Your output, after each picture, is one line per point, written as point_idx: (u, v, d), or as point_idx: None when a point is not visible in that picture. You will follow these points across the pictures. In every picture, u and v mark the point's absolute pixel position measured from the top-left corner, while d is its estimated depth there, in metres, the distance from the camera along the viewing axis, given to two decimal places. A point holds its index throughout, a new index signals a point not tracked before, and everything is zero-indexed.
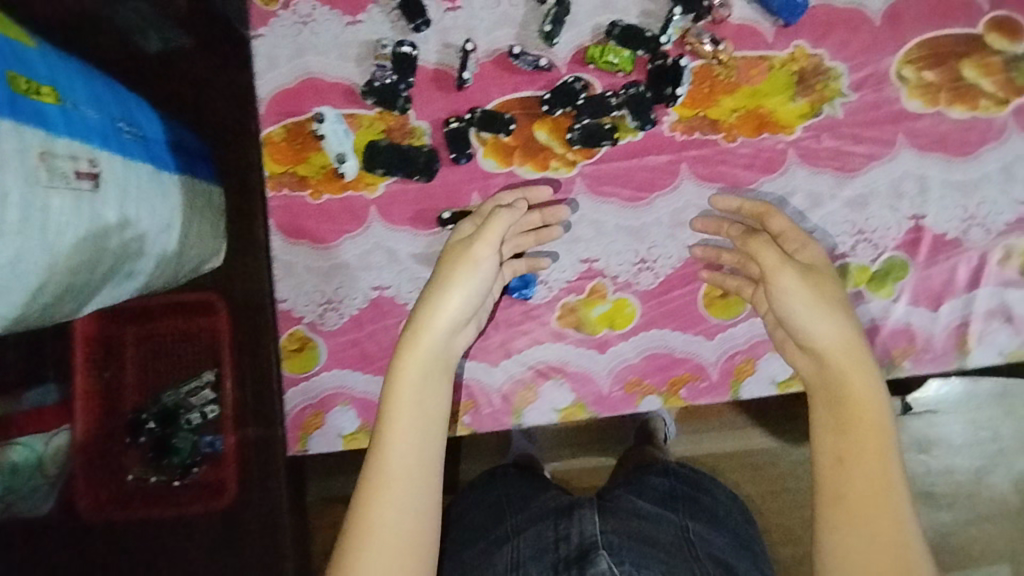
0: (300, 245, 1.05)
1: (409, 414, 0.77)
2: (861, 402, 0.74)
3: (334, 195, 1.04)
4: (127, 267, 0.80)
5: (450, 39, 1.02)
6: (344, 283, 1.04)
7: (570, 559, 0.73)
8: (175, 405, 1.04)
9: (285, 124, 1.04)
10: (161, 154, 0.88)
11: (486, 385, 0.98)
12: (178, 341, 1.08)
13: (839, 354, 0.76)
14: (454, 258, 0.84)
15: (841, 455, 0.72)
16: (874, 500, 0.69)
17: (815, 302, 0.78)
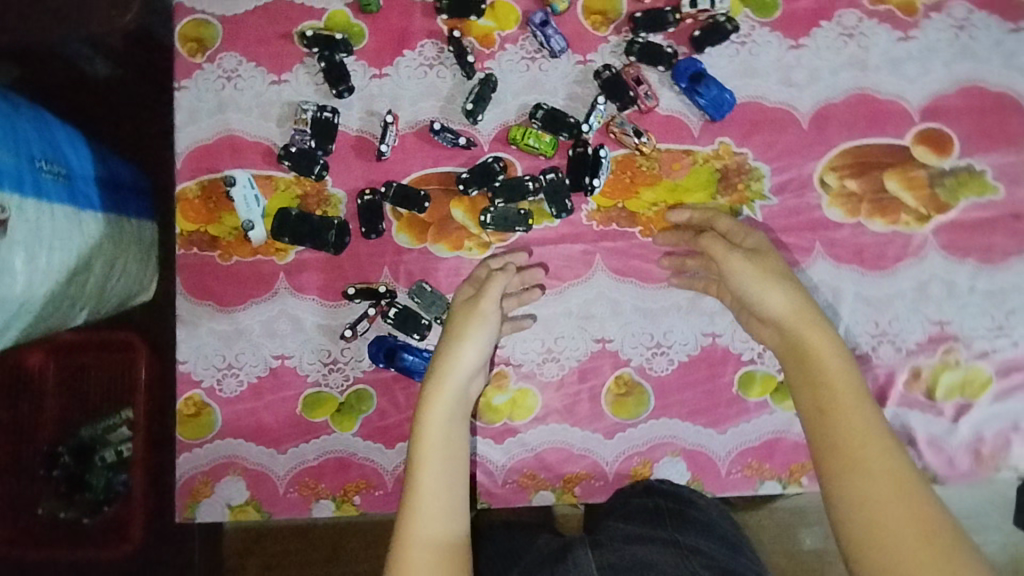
0: (204, 305, 0.96)
1: (437, 450, 0.74)
2: (824, 359, 0.73)
3: (243, 258, 0.96)
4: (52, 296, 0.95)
5: (375, 106, 0.98)
6: (247, 349, 0.94)
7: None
8: (91, 441, 1.17)
9: (201, 181, 0.98)
10: (86, 192, 1.03)
11: (383, 467, 0.91)
12: (97, 377, 1.19)
13: (793, 321, 0.75)
14: (462, 317, 0.83)
15: (833, 427, 0.69)
16: (888, 468, 0.65)
17: (761, 274, 0.79)
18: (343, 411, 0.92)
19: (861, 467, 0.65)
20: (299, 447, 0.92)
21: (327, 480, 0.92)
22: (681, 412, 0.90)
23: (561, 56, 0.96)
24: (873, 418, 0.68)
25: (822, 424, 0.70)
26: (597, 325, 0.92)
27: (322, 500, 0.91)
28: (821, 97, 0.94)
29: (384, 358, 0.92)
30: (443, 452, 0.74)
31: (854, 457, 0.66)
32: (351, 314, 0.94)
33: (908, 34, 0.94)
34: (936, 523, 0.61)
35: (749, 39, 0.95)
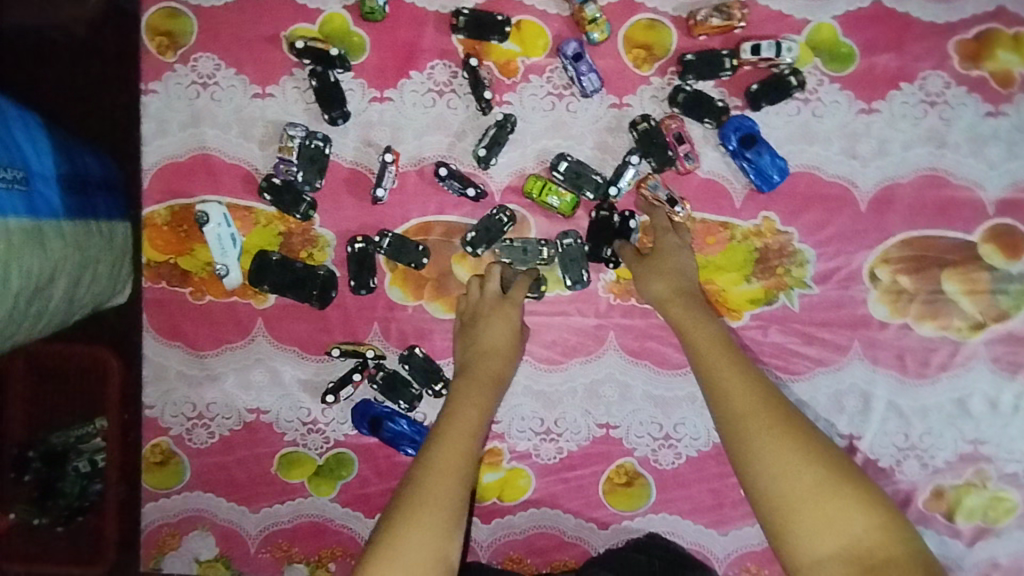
0: (173, 347, 0.86)
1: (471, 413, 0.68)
2: (689, 324, 0.72)
3: (217, 298, 0.86)
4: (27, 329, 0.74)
5: (373, 136, 0.85)
6: (218, 398, 0.86)
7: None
8: (64, 448, 0.98)
9: (170, 205, 0.86)
10: (52, 195, 0.75)
11: (360, 536, 0.85)
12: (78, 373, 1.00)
13: (674, 300, 0.75)
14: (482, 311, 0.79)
15: (702, 371, 0.67)
16: (765, 390, 0.64)
17: (664, 263, 0.77)
18: (321, 475, 0.85)
19: (727, 396, 0.64)
20: (273, 507, 0.86)
21: (302, 543, 0.86)
22: (683, 510, 0.84)
23: (593, 96, 0.83)
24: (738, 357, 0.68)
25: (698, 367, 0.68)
26: (603, 408, 0.84)
27: (296, 564, 0.86)
28: (889, 174, 0.82)
29: (368, 426, 0.84)
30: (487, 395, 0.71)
31: (733, 400, 0.63)
32: (334, 372, 0.85)
33: (998, 109, 0.81)
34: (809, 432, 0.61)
35: (815, 96, 0.82)
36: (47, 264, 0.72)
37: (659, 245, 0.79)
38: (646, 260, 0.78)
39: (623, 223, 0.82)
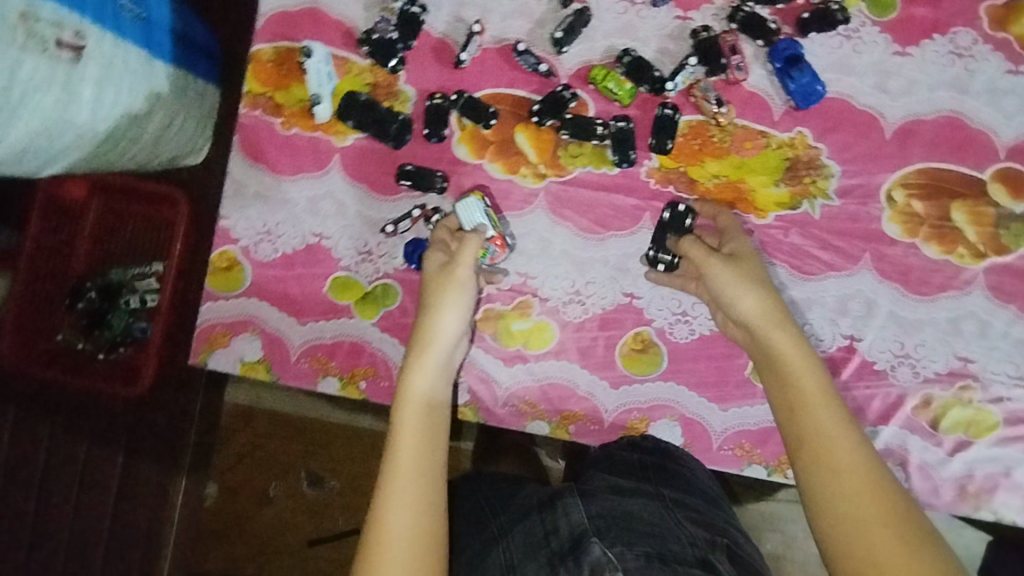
0: (256, 168, 0.96)
1: (417, 435, 0.76)
2: (798, 364, 0.76)
3: (303, 131, 0.96)
4: (118, 137, 1.08)
5: (464, 14, 0.96)
6: (288, 219, 0.96)
7: (563, 553, 0.72)
8: (119, 283, 1.25)
9: (277, 46, 0.96)
10: (160, 39, 1.10)
11: (392, 360, 0.94)
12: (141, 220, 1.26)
13: (759, 320, 0.79)
14: (437, 283, 0.85)
15: (797, 416, 0.73)
16: (864, 452, 0.70)
17: (741, 278, 0.81)
18: (366, 300, 0.94)
19: (828, 461, 0.69)
20: (318, 322, 0.94)
21: (340, 358, 0.94)
22: (689, 382, 0.92)
23: (662, 6, 0.94)
24: (838, 408, 0.73)
25: (796, 408, 0.74)
26: (630, 280, 0.93)
27: (330, 377, 0.94)
28: (913, 111, 0.92)
29: (417, 260, 0.93)
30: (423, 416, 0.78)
31: (829, 455, 0.69)
32: (395, 210, 0.95)
33: (1019, 68, 0.91)
34: (894, 497, 0.67)
35: (857, 35, 0.93)
36: (142, 89, 1.07)
37: (732, 250, 0.85)
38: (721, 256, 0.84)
39: (679, 216, 0.90)
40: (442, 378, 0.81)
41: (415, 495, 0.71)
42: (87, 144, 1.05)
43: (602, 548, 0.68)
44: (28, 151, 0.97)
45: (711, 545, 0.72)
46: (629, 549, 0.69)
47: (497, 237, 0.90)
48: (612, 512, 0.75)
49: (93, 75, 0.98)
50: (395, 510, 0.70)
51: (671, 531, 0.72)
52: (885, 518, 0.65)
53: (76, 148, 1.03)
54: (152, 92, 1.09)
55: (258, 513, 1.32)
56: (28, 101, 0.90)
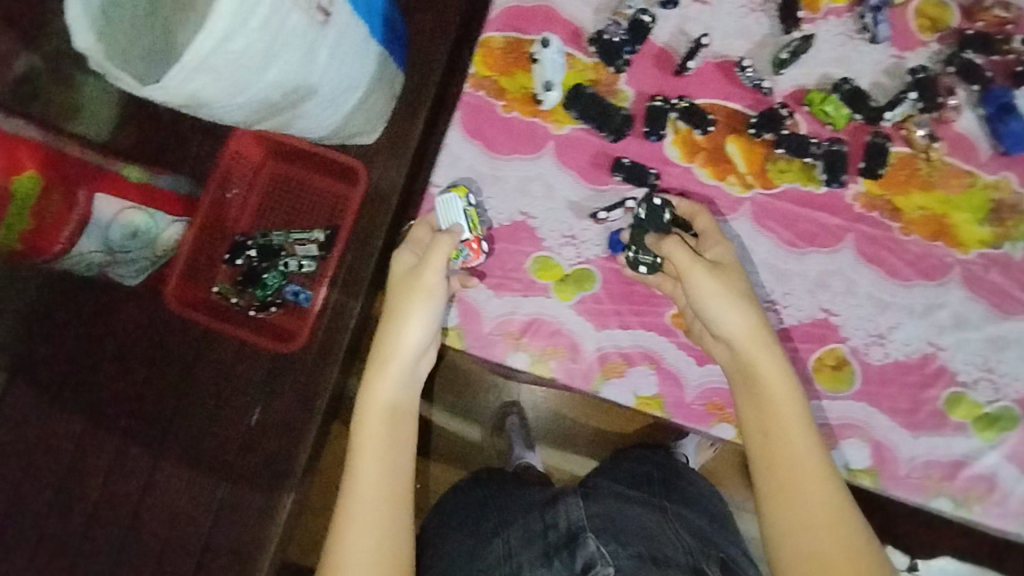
0: (471, 145, 1.00)
1: (377, 448, 0.85)
2: (775, 390, 0.81)
3: (522, 116, 1.00)
4: (323, 105, 1.13)
5: (688, 28, 1.00)
6: (496, 196, 0.99)
7: (560, 544, 0.93)
8: (280, 246, 1.28)
9: (507, 36, 1.02)
10: (377, 22, 1.15)
11: (584, 343, 0.95)
12: (315, 194, 1.34)
13: (746, 340, 0.82)
14: (406, 289, 0.88)
15: (769, 438, 0.81)
16: (832, 499, 0.77)
17: (729, 298, 0.83)
18: (566, 282, 0.96)
19: (789, 484, 0.78)
20: (516, 298, 0.97)
21: (534, 337, 0.96)
22: (883, 404, 0.93)
23: (881, 44, 0.98)
24: (815, 450, 0.79)
25: (767, 446, 0.81)
26: (828, 295, 0.94)
27: (521, 351, 0.96)
28: None
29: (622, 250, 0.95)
30: (385, 427, 0.86)
31: (792, 477, 0.78)
32: (603, 200, 0.98)
33: None
34: (855, 541, 0.76)
35: None
36: (356, 65, 1.12)
37: (714, 259, 0.87)
38: (707, 264, 0.85)
39: (657, 210, 0.91)
40: (402, 388, 0.88)
41: (372, 507, 0.82)
42: (299, 108, 1.10)
43: (595, 545, 0.90)
44: (257, 103, 1.02)
45: (701, 555, 0.95)
46: (624, 549, 0.91)
47: (472, 240, 0.93)
48: (607, 514, 0.98)
49: (328, 44, 1.03)
50: (357, 525, 0.80)
51: (666, 540, 0.95)
52: (842, 556, 0.75)
53: (290, 109, 1.09)
54: (361, 69, 1.14)
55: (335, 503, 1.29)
56: (282, 54, 0.95)
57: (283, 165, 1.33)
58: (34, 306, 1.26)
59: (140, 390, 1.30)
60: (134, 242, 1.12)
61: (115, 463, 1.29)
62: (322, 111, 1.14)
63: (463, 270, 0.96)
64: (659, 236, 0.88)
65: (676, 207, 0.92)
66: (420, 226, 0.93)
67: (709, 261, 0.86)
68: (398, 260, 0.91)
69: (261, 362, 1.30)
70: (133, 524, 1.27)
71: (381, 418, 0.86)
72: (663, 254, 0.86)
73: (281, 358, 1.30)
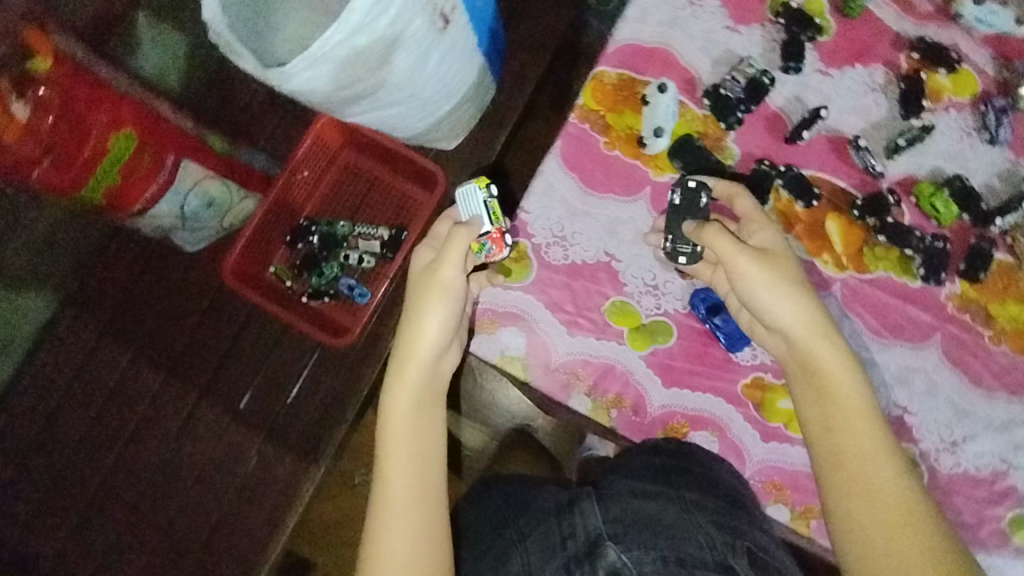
0: (568, 176, 0.98)
1: (404, 449, 0.83)
2: (834, 378, 0.79)
3: (624, 155, 0.98)
4: (420, 109, 1.11)
5: (805, 96, 0.99)
6: (585, 231, 0.97)
7: (580, 557, 0.74)
8: (343, 238, 1.28)
9: (622, 74, 1.01)
10: (485, 33, 1.13)
11: (649, 398, 0.92)
12: (388, 192, 1.33)
13: (801, 329, 0.80)
14: (424, 287, 0.86)
15: (834, 436, 0.78)
16: (894, 490, 0.75)
17: (779, 285, 0.81)
18: (641, 331, 0.94)
19: (857, 481, 0.76)
20: (588, 339, 0.94)
21: (599, 382, 0.93)
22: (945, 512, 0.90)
23: (999, 146, 0.96)
24: (879, 443, 0.77)
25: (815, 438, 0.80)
26: (906, 393, 0.92)
27: (583, 395, 0.93)
28: None
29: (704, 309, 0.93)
30: (410, 430, 0.84)
31: (859, 474, 0.76)
32: None
33: None
34: (935, 535, 0.73)
35: None
36: (459, 73, 1.11)
37: (760, 245, 0.85)
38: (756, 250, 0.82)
39: (693, 193, 0.89)
40: (425, 386, 0.86)
41: (408, 505, 0.80)
42: (398, 109, 1.09)
43: (619, 553, 0.73)
44: (362, 99, 1.00)
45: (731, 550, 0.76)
46: (647, 554, 0.73)
47: (493, 232, 0.90)
48: (628, 512, 0.78)
49: (440, 49, 1.02)
50: (392, 532, 0.79)
51: (694, 536, 0.75)
52: (922, 553, 0.72)
53: (389, 108, 1.07)
54: (462, 78, 1.13)
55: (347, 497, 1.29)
56: (398, 53, 0.94)
57: (360, 157, 1.32)
58: (89, 253, 1.25)
59: (175, 354, 1.27)
60: (208, 211, 1.10)
61: (135, 421, 1.26)
62: (417, 114, 1.13)
63: (537, 301, 0.95)
64: (699, 223, 0.85)
65: (713, 186, 0.90)
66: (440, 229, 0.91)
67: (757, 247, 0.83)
68: (418, 259, 0.89)
69: (301, 349, 1.28)
70: (143, 486, 1.25)
71: (407, 419, 0.84)
72: (705, 242, 0.83)
73: (323, 349, 1.28)
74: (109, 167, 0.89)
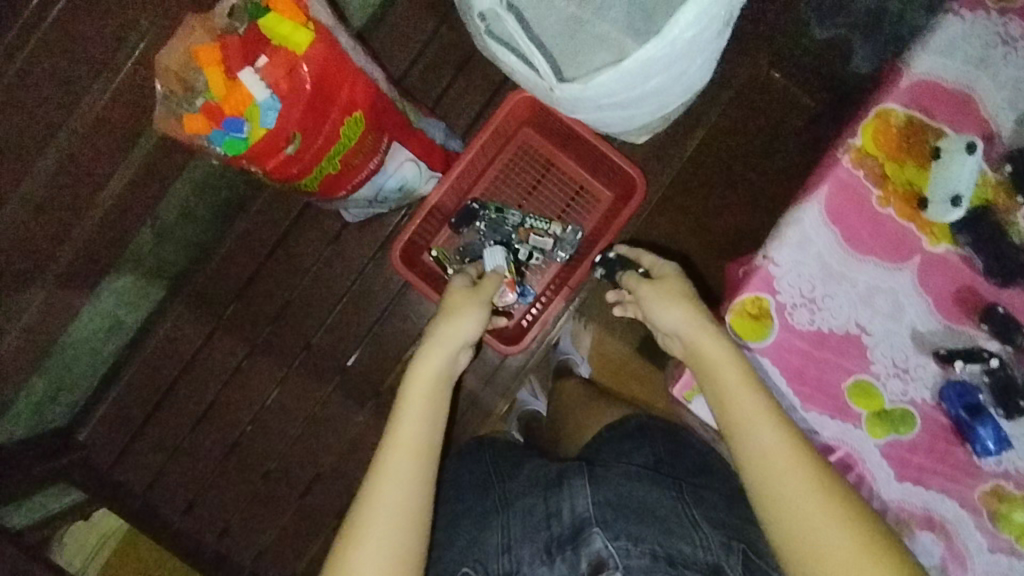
0: (828, 230, 0.86)
1: (420, 413, 0.77)
2: (737, 377, 0.79)
3: (897, 215, 0.86)
4: (651, 115, 0.98)
5: None
6: (838, 295, 0.86)
7: (563, 538, 0.85)
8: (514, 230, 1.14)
9: (911, 115, 0.86)
10: None
11: (878, 490, 0.86)
12: (563, 181, 1.20)
13: (700, 336, 0.82)
14: (452, 304, 0.90)
15: (749, 436, 0.76)
16: (796, 462, 0.74)
17: (667, 296, 0.89)
18: (882, 418, 0.85)
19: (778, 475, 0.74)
20: (824, 417, 0.86)
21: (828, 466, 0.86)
22: None
23: None
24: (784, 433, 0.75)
25: (731, 439, 0.78)
26: None
27: None
28: None
29: (959, 408, 0.84)
30: (429, 396, 0.78)
31: (778, 470, 0.74)
32: (952, 340, 0.86)
33: None
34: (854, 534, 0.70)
35: None
36: (701, 80, 0.96)
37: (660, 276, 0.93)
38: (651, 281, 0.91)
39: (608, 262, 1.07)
40: (448, 369, 0.81)
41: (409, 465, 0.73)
42: (631, 116, 0.95)
43: (605, 541, 0.81)
44: (612, 110, 0.87)
45: (726, 551, 0.85)
46: (633, 545, 0.80)
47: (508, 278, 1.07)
48: (622, 499, 0.87)
49: (706, 59, 0.87)
50: (389, 488, 0.72)
51: (687, 535, 0.84)
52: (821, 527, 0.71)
53: (625, 117, 0.94)
54: (699, 85, 0.99)
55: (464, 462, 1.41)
56: (676, 66, 0.80)
57: (540, 138, 1.18)
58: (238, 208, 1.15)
59: (317, 323, 1.23)
60: (396, 195, 0.99)
61: (274, 386, 1.24)
62: (643, 120, 0.99)
63: (774, 369, 0.86)
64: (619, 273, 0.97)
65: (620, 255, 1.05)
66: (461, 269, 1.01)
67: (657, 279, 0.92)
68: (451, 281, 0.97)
69: None
70: (279, 451, 1.25)
71: (426, 393, 0.78)
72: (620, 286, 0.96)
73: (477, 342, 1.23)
74: (336, 154, 0.77)
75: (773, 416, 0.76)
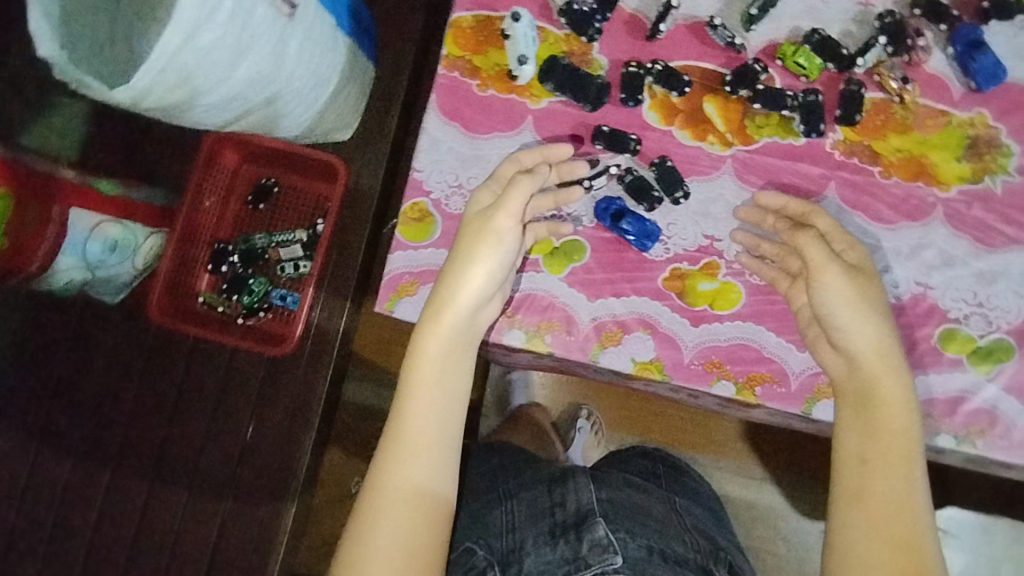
0: (450, 127, 0.99)
1: (434, 414, 0.82)
2: (884, 384, 0.79)
3: (499, 93, 0.99)
4: (301, 102, 1.10)
5: None
6: (478, 174, 0.98)
7: (567, 524, 0.94)
8: (261, 249, 1.27)
9: (477, 14, 1.01)
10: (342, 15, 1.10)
11: (577, 315, 0.95)
12: (298, 193, 1.31)
13: (874, 355, 0.80)
14: (474, 231, 0.86)
15: (868, 460, 0.77)
16: (891, 461, 0.77)
17: (858, 306, 0.81)
18: (556, 255, 0.95)
19: (868, 493, 0.76)
20: None
21: (528, 311, 0.95)
22: None
23: None
24: (897, 469, 0.76)
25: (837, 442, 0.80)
26: None
27: (516, 329, 0.94)
28: None
29: (608, 217, 0.94)
30: (443, 426, 0.82)
31: (878, 488, 0.76)
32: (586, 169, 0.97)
33: None
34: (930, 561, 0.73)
35: None
36: (331, 58, 1.10)
37: (851, 261, 0.85)
38: (836, 264, 0.83)
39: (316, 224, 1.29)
40: (458, 331, 0.85)
41: (421, 473, 0.80)
42: (273, 105, 1.07)
43: (606, 530, 0.90)
44: (226, 102, 1.00)
45: (713, 557, 0.97)
46: (632, 539, 0.91)
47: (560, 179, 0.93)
48: (619, 499, 0.97)
49: (300, 39, 1.01)
50: (399, 476, 0.79)
51: (679, 537, 0.96)
52: (898, 556, 0.73)
53: (264, 107, 1.06)
54: (337, 60, 1.12)
55: (334, 510, 1.34)
56: (246, 48, 0.93)
57: (259, 166, 1.31)
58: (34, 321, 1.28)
59: (134, 402, 1.31)
60: (114, 256, 1.15)
61: (111, 482, 1.30)
62: (298, 108, 1.12)
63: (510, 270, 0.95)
64: (793, 228, 0.87)
65: (788, 207, 0.90)
66: (527, 150, 0.91)
67: (849, 262, 0.84)
68: (474, 201, 0.89)
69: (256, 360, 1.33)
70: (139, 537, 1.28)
71: (432, 380, 0.83)
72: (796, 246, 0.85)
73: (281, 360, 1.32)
74: None
75: (909, 460, 0.77)
